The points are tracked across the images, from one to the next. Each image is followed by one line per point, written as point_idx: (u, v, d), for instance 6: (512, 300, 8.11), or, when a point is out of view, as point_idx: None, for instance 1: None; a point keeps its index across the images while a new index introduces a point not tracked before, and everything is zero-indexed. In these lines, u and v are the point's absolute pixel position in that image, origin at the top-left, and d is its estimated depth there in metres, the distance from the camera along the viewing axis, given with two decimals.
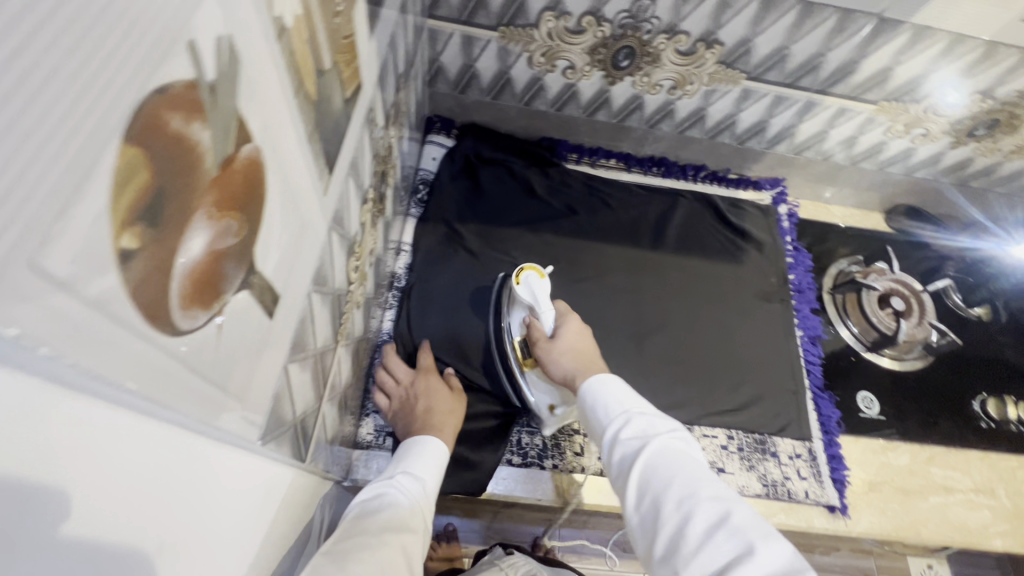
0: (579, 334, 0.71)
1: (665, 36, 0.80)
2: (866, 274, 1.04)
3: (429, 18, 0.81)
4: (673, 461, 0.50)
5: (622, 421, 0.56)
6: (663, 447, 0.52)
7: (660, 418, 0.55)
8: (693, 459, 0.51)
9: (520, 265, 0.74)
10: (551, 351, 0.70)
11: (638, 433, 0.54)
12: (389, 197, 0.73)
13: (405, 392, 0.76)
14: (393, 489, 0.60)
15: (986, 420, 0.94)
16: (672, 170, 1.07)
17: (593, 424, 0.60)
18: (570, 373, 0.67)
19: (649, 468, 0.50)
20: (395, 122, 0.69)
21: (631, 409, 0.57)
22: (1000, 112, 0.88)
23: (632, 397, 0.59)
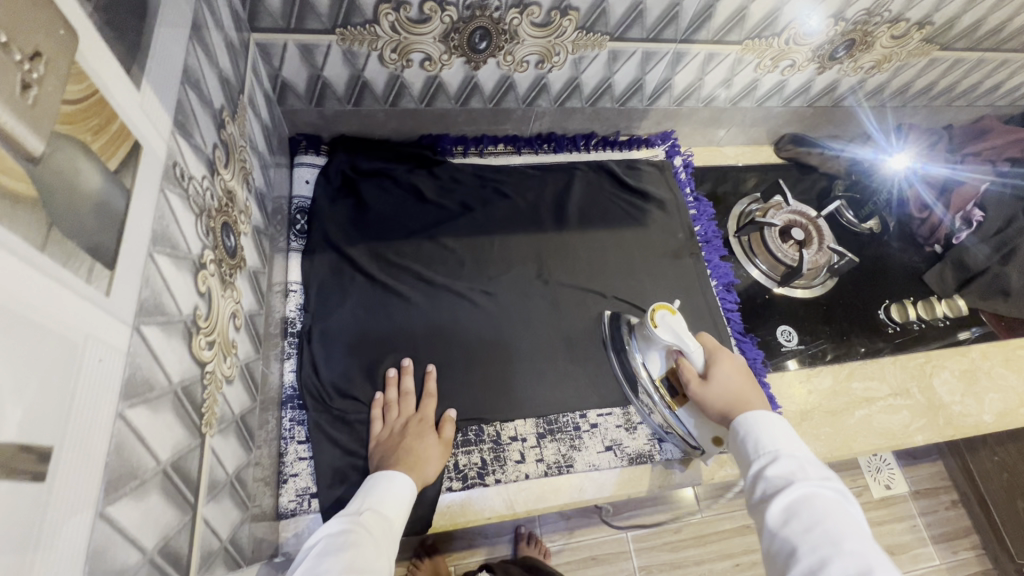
0: (731, 371, 0.74)
1: (516, 10, 0.75)
2: (765, 211, 1.03)
3: (252, 33, 0.71)
4: (818, 506, 0.53)
5: (769, 457, 0.61)
6: (810, 492, 0.55)
7: (814, 466, 0.58)
8: (841, 508, 0.53)
9: (657, 308, 0.76)
10: (701, 391, 0.74)
11: (783, 472, 0.58)
12: (248, 245, 0.65)
13: (382, 432, 0.73)
14: (355, 527, 0.59)
15: (892, 325, 1.00)
16: (563, 144, 1.04)
17: (741, 453, 0.65)
18: (723, 411, 0.72)
19: (791, 503, 0.55)
20: (232, 163, 0.60)
21: (780, 449, 0.61)
22: (854, 32, 0.90)
23: (785, 437, 0.63)
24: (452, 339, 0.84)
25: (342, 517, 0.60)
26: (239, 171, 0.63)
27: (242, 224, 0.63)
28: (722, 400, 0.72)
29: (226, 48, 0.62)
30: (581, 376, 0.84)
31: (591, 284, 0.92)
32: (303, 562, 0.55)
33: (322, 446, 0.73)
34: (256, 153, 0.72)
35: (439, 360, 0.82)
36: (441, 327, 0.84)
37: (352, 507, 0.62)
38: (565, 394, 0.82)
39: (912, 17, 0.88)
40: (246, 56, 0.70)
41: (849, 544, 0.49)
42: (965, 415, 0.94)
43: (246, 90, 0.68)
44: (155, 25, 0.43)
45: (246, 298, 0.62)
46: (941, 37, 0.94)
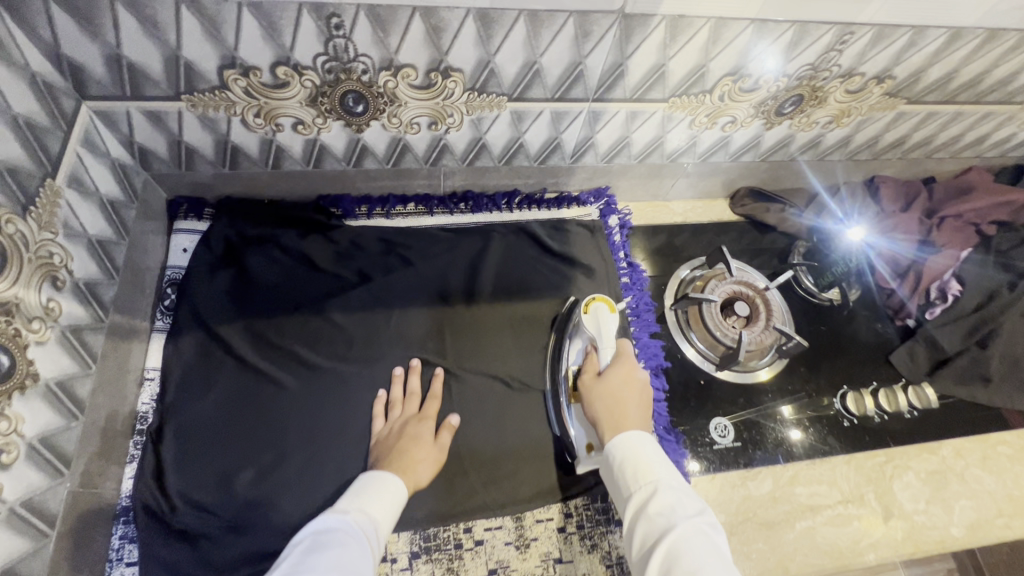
0: (628, 380, 0.71)
1: (387, 72, 0.65)
2: (705, 282, 0.92)
3: (84, 102, 0.63)
4: (694, 547, 0.51)
5: (650, 494, 0.58)
6: (688, 530, 0.53)
7: (689, 497, 0.57)
8: (718, 547, 0.52)
9: (592, 296, 0.78)
10: (590, 386, 0.72)
11: (663, 512, 0.56)
12: (47, 355, 0.56)
13: (386, 432, 0.74)
14: (343, 526, 0.58)
15: (848, 418, 0.88)
16: (482, 203, 0.94)
17: (620, 488, 0.62)
18: (598, 414, 0.69)
19: (668, 550, 0.52)
20: (13, 268, 0.52)
21: (660, 482, 0.59)
22: (801, 87, 0.78)
23: (663, 468, 0.61)
24: (326, 438, 0.74)
25: (330, 516, 0.60)
26: (37, 270, 0.55)
27: (36, 333, 0.55)
28: (605, 400, 0.70)
29: (16, 134, 0.53)
30: (472, 481, 0.74)
31: (496, 368, 0.82)
32: (288, 558, 0.54)
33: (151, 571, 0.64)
34: (86, 237, 0.63)
35: (307, 462, 0.72)
36: (316, 422, 0.75)
37: (340, 508, 0.62)
38: (450, 504, 0.73)
39: (867, 71, 0.76)
40: (72, 129, 0.61)
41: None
42: (929, 527, 0.81)
43: (64, 171, 0.60)
44: None
45: (35, 418, 0.54)
46: (906, 91, 0.81)
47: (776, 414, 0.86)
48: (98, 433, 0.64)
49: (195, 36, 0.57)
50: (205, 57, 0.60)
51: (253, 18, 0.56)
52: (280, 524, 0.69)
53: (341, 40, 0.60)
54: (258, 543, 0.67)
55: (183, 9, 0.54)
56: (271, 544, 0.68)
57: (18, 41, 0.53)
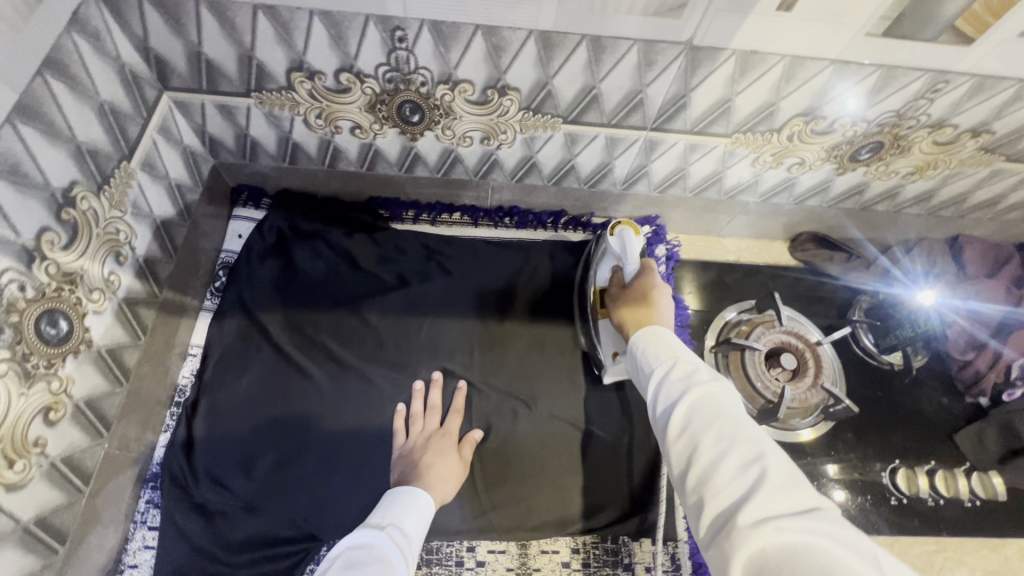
0: (652, 291, 0.69)
1: (445, 86, 0.66)
2: (752, 327, 0.86)
3: (166, 92, 0.67)
4: (714, 403, 0.50)
5: (668, 366, 0.57)
6: (704, 390, 0.52)
7: (706, 365, 0.55)
8: (734, 402, 0.51)
9: (617, 219, 0.74)
10: (617, 300, 0.72)
11: (682, 379, 0.54)
12: (102, 324, 0.60)
13: (409, 447, 0.74)
14: (376, 542, 0.60)
15: (897, 495, 0.80)
16: (527, 220, 0.93)
17: (641, 373, 0.61)
18: (624, 322, 0.68)
19: (688, 408, 0.51)
20: (83, 242, 0.56)
21: (678, 357, 0.58)
22: (881, 134, 0.72)
23: (682, 346, 0.59)
24: (345, 435, 0.75)
25: (366, 531, 0.62)
26: (103, 246, 0.59)
27: (96, 303, 0.59)
28: (630, 308, 0.69)
29: (100, 119, 0.58)
30: (481, 501, 0.73)
31: (518, 390, 0.81)
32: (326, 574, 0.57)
33: (168, 538, 0.67)
34: (152, 217, 0.68)
35: (322, 457, 0.74)
36: (337, 418, 0.76)
37: (375, 521, 0.64)
38: (456, 519, 0.72)
39: (960, 123, 0.69)
40: (152, 117, 0.66)
41: (746, 433, 0.47)
42: None
43: (138, 154, 0.64)
44: None
45: (83, 382, 0.58)
46: (1005, 148, 0.74)
47: (822, 472, 0.81)
48: (137, 400, 0.69)
49: (269, 39, 0.60)
50: (276, 59, 0.63)
51: (323, 26, 0.58)
52: (290, 513, 0.70)
53: (403, 52, 0.62)
54: (268, 527, 0.69)
55: (260, 13, 0.57)
56: (279, 530, 0.70)
57: (114, 33, 0.57)
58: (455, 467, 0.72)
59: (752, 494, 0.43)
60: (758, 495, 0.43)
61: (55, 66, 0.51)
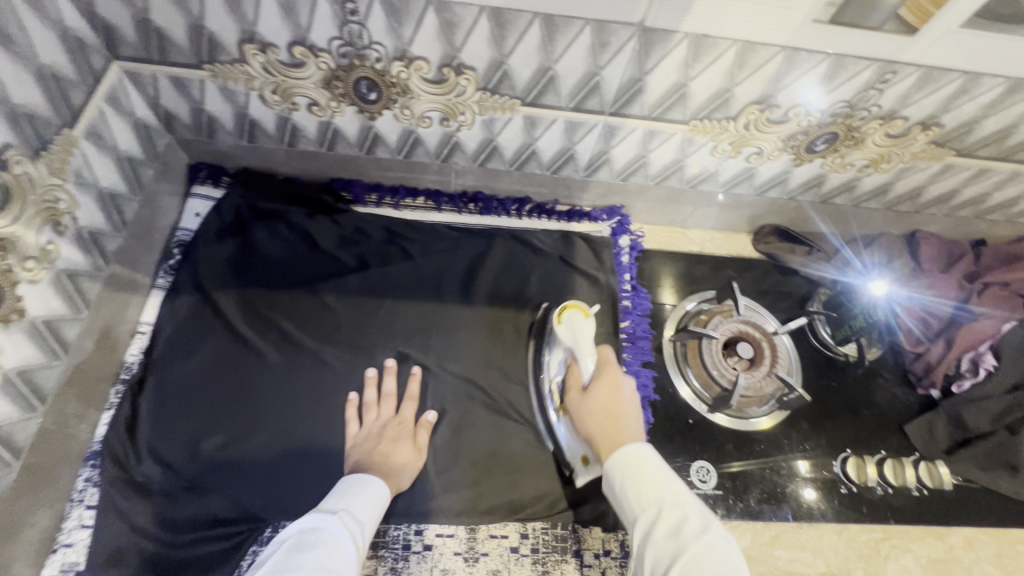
0: (615, 394, 0.67)
1: (400, 63, 0.65)
2: (710, 317, 0.87)
3: (115, 61, 0.66)
4: (709, 566, 0.47)
5: (657, 513, 0.55)
6: (699, 550, 0.49)
7: (698, 513, 0.53)
8: (729, 563, 0.48)
9: (564, 305, 0.75)
10: (580, 405, 0.69)
11: (670, 534, 0.52)
12: (38, 294, 0.59)
13: (362, 434, 0.73)
14: (326, 527, 0.59)
15: (847, 484, 0.80)
16: (491, 206, 0.93)
17: (625, 513, 0.58)
18: (592, 433, 0.66)
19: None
20: (15, 207, 0.54)
21: (667, 500, 0.55)
22: (834, 125, 0.73)
23: (664, 482, 0.57)
24: (297, 415, 0.75)
25: (315, 515, 0.61)
26: (40, 213, 0.57)
27: (29, 271, 0.57)
28: (596, 420, 0.66)
29: (40, 83, 0.56)
30: (432, 485, 0.73)
31: (476, 376, 0.80)
32: (270, 559, 0.55)
33: (105, 516, 0.65)
34: (97, 188, 0.66)
35: (272, 438, 0.73)
36: (289, 400, 0.75)
37: (327, 506, 0.63)
38: (405, 502, 0.71)
39: (910, 115, 0.70)
40: (99, 85, 0.65)
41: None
42: None
43: (83, 123, 0.63)
44: None
45: (16, 351, 0.57)
46: (955, 142, 0.75)
47: (792, 467, 0.81)
48: (79, 376, 0.67)
49: (218, 7, 0.59)
50: (227, 29, 0.62)
51: None
52: (236, 493, 0.69)
53: (355, 26, 0.61)
54: (211, 508, 0.68)
55: None
56: (224, 511, 0.68)
57: None
58: (411, 455, 0.72)
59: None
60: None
61: None
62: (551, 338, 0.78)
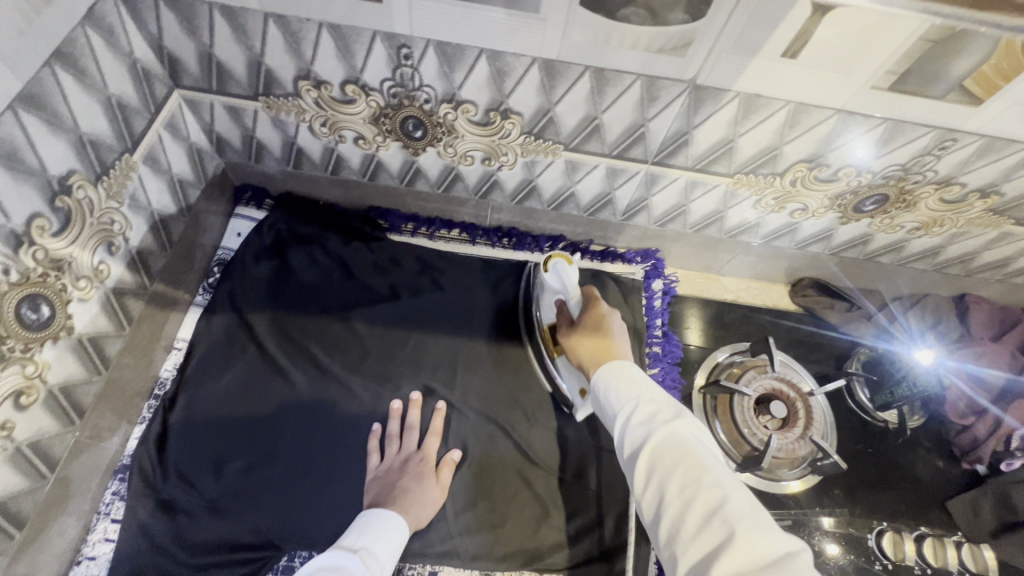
0: (603, 324, 0.69)
1: (448, 105, 0.66)
2: (743, 370, 0.85)
3: (176, 89, 0.69)
4: (682, 447, 0.52)
5: (632, 407, 0.58)
6: (669, 435, 0.53)
7: (668, 402, 0.57)
8: (698, 446, 0.52)
9: (548, 254, 0.73)
10: (570, 341, 0.70)
11: (646, 420, 0.56)
12: (85, 312, 0.60)
13: (382, 467, 0.73)
14: (348, 564, 0.60)
15: (882, 561, 0.76)
16: (525, 242, 0.93)
17: (604, 412, 0.62)
18: (585, 365, 0.67)
19: (654, 453, 0.52)
20: (74, 229, 0.57)
21: (642, 395, 0.58)
22: (886, 187, 0.71)
23: (643, 382, 0.60)
24: (320, 443, 0.75)
25: (336, 552, 0.61)
26: (95, 235, 0.59)
27: (81, 290, 0.59)
28: (587, 350, 0.68)
29: (107, 112, 0.59)
30: (449, 527, 0.72)
31: (498, 416, 0.79)
32: None
33: (129, 533, 0.66)
34: (148, 210, 0.68)
35: (293, 466, 0.73)
36: (313, 427, 0.75)
37: (346, 544, 0.63)
38: (422, 542, 0.71)
39: (968, 182, 0.68)
40: (160, 112, 0.67)
41: (717, 476, 0.50)
42: None
43: (141, 148, 0.65)
44: None
45: (61, 368, 0.58)
46: (1015, 211, 0.72)
47: (815, 521, 0.78)
48: (114, 391, 0.68)
49: (278, 47, 0.61)
50: (285, 67, 0.64)
51: (331, 38, 0.59)
52: (255, 519, 0.69)
53: (408, 69, 0.62)
54: (230, 533, 0.68)
55: (271, 21, 0.58)
56: (242, 536, 0.68)
57: (126, 31, 0.59)
58: (429, 492, 0.71)
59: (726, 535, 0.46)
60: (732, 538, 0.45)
61: (64, 58, 0.52)
62: (540, 282, 0.78)
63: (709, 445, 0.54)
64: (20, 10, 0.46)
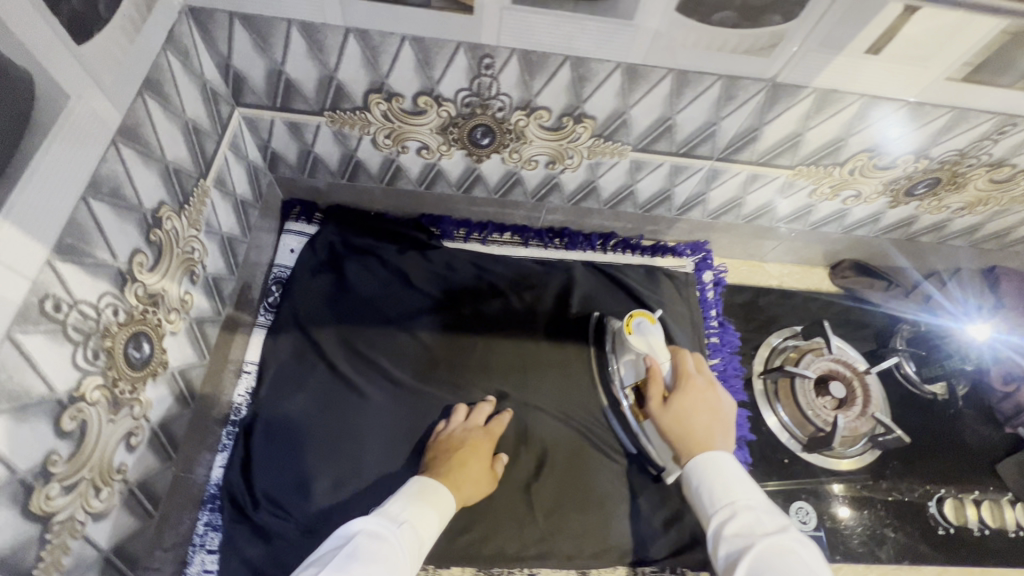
0: (698, 403, 0.69)
1: (522, 112, 0.66)
2: (800, 354, 0.88)
3: (238, 108, 0.67)
4: (785, 562, 0.51)
5: (729, 512, 0.59)
6: (770, 549, 0.53)
7: (769, 515, 0.57)
8: (804, 567, 0.51)
9: (633, 313, 0.77)
10: (660, 411, 0.70)
11: (744, 529, 0.56)
12: (175, 345, 0.59)
13: (447, 429, 0.75)
14: (389, 536, 0.59)
15: (945, 526, 0.81)
16: (576, 242, 0.94)
17: (699, 513, 0.63)
18: (677, 445, 0.67)
19: (758, 565, 0.52)
20: (164, 261, 0.55)
21: (740, 502, 0.59)
22: (940, 171, 0.74)
23: (742, 487, 0.61)
24: (405, 456, 0.75)
25: (382, 521, 0.61)
26: (180, 265, 0.58)
27: (172, 323, 0.58)
28: (681, 429, 0.68)
29: (186, 138, 0.57)
30: (540, 528, 0.73)
31: (574, 418, 0.80)
32: (333, 560, 0.55)
33: (229, 562, 0.66)
34: (219, 234, 0.67)
35: (380, 481, 0.73)
36: (394, 441, 0.76)
37: (392, 514, 0.62)
38: (516, 545, 0.72)
39: (1020, 163, 0.71)
40: (225, 132, 0.65)
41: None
42: None
43: (213, 171, 0.63)
44: (36, 143, 0.38)
45: (160, 404, 0.57)
46: None
47: (852, 501, 0.81)
48: None
49: (354, 62, 0.60)
50: (358, 81, 0.62)
51: (412, 50, 0.58)
52: None
53: (487, 79, 0.62)
54: None
55: (351, 36, 0.57)
56: None
57: (196, 53, 0.57)
58: (481, 473, 0.71)
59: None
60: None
61: (152, 86, 0.50)
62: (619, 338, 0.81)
63: (817, 566, 0.52)
64: (115, 39, 0.44)
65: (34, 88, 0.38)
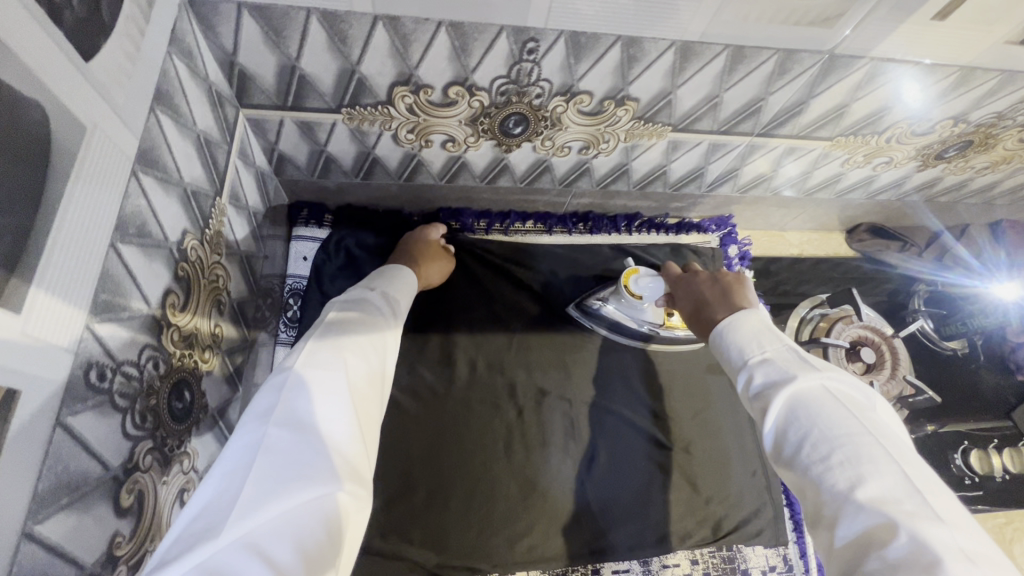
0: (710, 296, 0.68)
1: (562, 98, 0.61)
2: (830, 324, 0.88)
3: (242, 109, 0.59)
4: (811, 417, 0.43)
5: (749, 364, 0.50)
6: (796, 403, 0.45)
7: (791, 362, 0.48)
8: (837, 418, 0.43)
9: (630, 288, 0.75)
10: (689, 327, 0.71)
11: (767, 378, 0.48)
12: (212, 384, 0.54)
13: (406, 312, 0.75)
14: (349, 332, 0.49)
15: (970, 476, 0.86)
16: (601, 225, 0.90)
17: (724, 364, 0.55)
18: None
19: (783, 417, 0.45)
20: (193, 298, 0.49)
21: (760, 354, 0.50)
22: (974, 134, 0.73)
23: (764, 338, 0.52)
24: (454, 465, 0.72)
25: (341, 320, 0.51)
26: (207, 296, 0.52)
27: (207, 362, 0.52)
28: None
29: (198, 153, 0.50)
30: (598, 525, 0.72)
31: (619, 408, 0.79)
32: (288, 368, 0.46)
33: None
34: (236, 253, 0.60)
35: (433, 494, 0.70)
36: (440, 452, 0.72)
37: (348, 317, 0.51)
38: (576, 544, 0.71)
39: None
40: (233, 138, 0.58)
41: (865, 444, 0.41)
42: None
43: (226, 186, 0.56)
44: (60, 194, 0.32)
45: (204, 452, 0.52)
46: None
47: None
48: None
49: (380, 53, 0.53)
50: (383, 74, 0.56)
51: (448, 38, 0.52)
52: (412, 554, 0.67)
53: (527, 65, 0.56)
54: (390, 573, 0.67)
55: (380, 23, 0.50)
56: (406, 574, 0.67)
57: (195, 52, 0.49)
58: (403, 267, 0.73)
59: (866, 514, 0.37)
60: (880, 519, 0.37)
61: (162, 99, 0.43)
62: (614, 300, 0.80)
63: (853, 411, 0.43)
64: (123, 48, 0.37)
65: (53, 127, 0.31)
